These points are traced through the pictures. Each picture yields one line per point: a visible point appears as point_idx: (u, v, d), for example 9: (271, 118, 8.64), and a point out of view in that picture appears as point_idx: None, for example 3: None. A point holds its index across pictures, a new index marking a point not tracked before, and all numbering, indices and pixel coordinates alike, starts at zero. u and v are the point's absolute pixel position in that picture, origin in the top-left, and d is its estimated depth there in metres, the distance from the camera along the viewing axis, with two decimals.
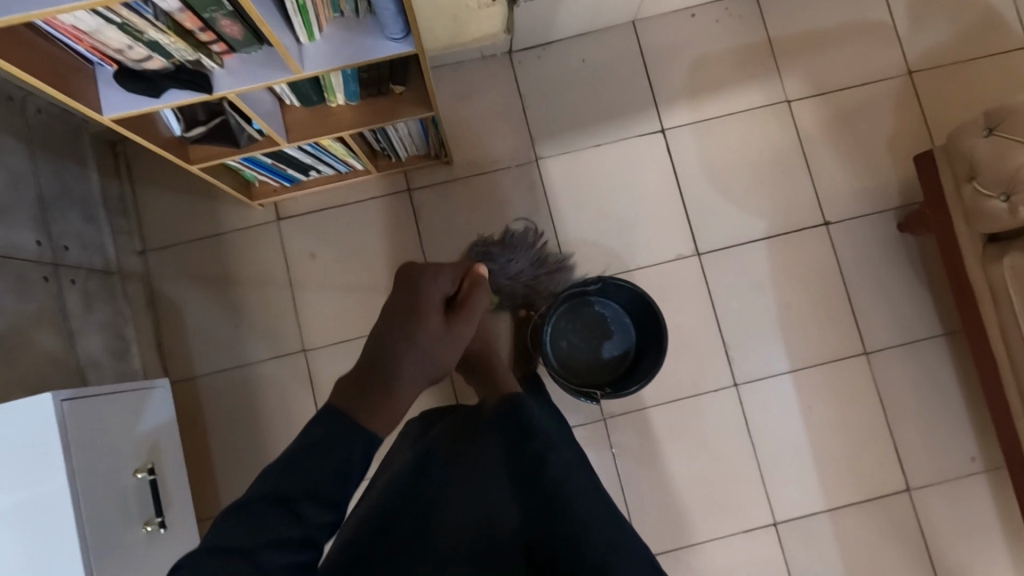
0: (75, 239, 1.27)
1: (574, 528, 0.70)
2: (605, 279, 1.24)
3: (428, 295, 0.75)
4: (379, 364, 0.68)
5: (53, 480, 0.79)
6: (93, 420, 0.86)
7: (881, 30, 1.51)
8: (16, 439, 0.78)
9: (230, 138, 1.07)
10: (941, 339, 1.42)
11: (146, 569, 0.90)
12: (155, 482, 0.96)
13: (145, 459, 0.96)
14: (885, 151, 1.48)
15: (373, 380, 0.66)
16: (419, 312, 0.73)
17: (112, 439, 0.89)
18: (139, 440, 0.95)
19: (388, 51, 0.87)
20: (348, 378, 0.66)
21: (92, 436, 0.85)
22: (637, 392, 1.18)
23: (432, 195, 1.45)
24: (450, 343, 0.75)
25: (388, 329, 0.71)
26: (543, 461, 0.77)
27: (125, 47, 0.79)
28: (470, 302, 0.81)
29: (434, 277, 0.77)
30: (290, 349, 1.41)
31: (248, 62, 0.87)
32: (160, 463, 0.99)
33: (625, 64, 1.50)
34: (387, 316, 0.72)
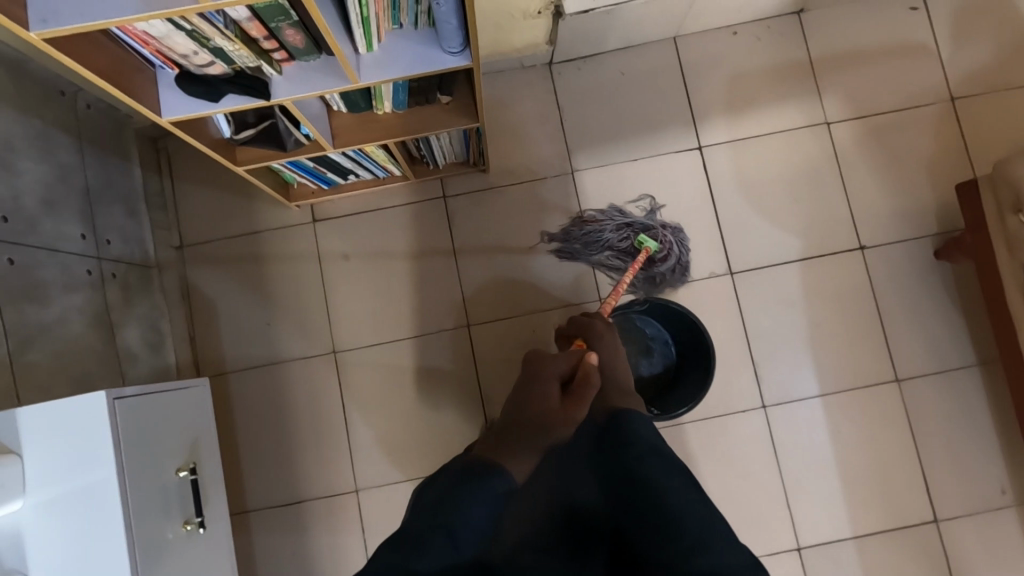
0: (117, 234, 1.27)
1: (665, 521, 0.78)
2: (651, 303, 1.26)
3: (539, 382, 0.95)
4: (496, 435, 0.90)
5: (101, 477, 0.80)
6: (141, 417, 0.87)
7: (924, 54, 1.50)
8: (70, 434, 0.80)
9: (278, 142, 1.08)
10: (974, 369, 1.40)
11: (184, 565, 0.91)
12: (197, 480, 0.97)
13: (188, 458, 0.97)
14: (924, 176, 1.47)
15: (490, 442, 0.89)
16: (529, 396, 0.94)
17: (156, 437, 0.90)
18: (182, 437, 0.97)
19: (445, 63, 0.87)
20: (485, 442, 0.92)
21: (140, 432, 0.86)
22: (687, 413, 1.18)
23: (466, 202, 1.46)
24: (557, 424, 0.90)
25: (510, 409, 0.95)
26: (629, 452, 0.87)
27: (190, 52, 0.80)
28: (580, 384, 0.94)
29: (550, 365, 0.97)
30: (321, 350, 1.42)
31: (305, 70, 0.88)
32: (200, 461, 1.00)
33: (664, 79, 1.50)
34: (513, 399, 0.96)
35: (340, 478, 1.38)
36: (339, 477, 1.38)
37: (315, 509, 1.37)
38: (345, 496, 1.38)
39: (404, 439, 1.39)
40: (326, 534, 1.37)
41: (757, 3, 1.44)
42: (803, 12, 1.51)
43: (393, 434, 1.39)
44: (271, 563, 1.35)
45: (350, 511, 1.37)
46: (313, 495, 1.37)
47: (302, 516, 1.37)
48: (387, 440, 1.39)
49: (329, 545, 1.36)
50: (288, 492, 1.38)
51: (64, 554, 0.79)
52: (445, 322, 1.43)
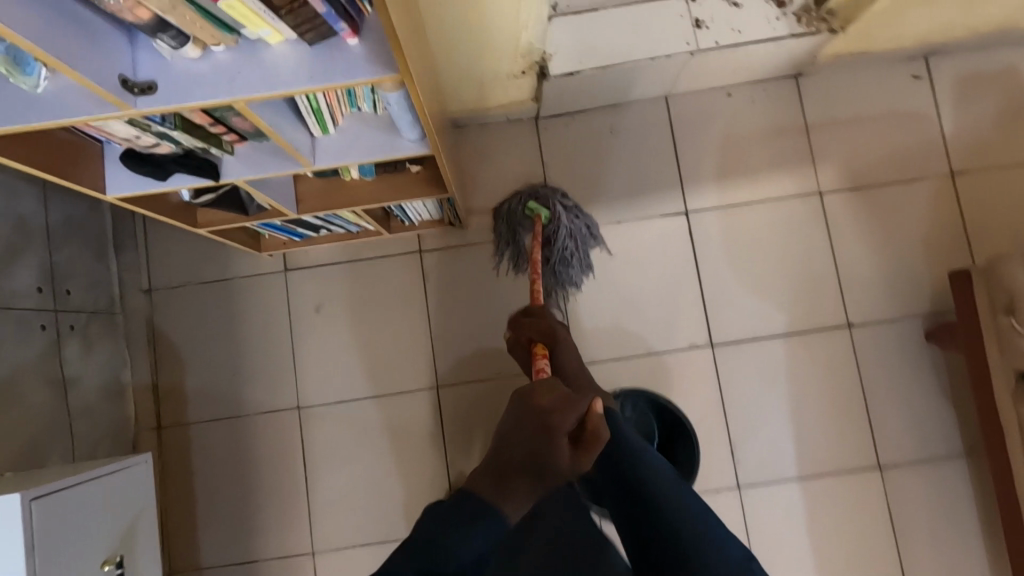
0: (79, 282, 1.24)
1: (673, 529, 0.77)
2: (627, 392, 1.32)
3: (558, 417, 0.76)
4: (507, 476, 0.71)
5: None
6: (73, 506, 0.84)
7: (924, 125, 1.44)
8: None
9: (239, 207, 1.05)
10: (961, 460, 1.34)
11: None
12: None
13: (118, 547, 0.92)
14: (919, 254, 1.41)
15: (503, 484, 0.70)
16: (548, 434, 0.74)
17: (87, 528, 0.86)
18: (114, 526, 0.92)
19: (403, 150, 0.83)
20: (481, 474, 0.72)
21: (60, 530, 0.81)
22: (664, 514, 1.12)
23: (443, 258, 1.42)
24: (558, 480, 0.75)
25: (516, 439, 0.74)
26: (620, 452, 0.85)
27: (132, 136, 0.76)
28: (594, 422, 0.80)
29: (558, 416, 0.76)
30: (285, 404, 1.38)
31: (258, 150, 0.84)
32: (132, 550, 0.95)
33: (654, 139, 1.45)
34: (516, 425, 0.75)
35: (297, 538, 1.34)
36: (296, 537, 1.34)
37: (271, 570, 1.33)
38: (301, 558, 1.34)
39: (365, 500, 1.35)
40: None
41: (754, 68, 1.39)
42: (802, 76, 1.46)
43: (355, 496, 1.35)
44: None
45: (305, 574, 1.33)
46: (268, 555, 1.33)
47: None
48: (347, 501, 1.35)
49: None
50: (244, 551, 1.34)
51: None
52: (414, 381, 1.39)
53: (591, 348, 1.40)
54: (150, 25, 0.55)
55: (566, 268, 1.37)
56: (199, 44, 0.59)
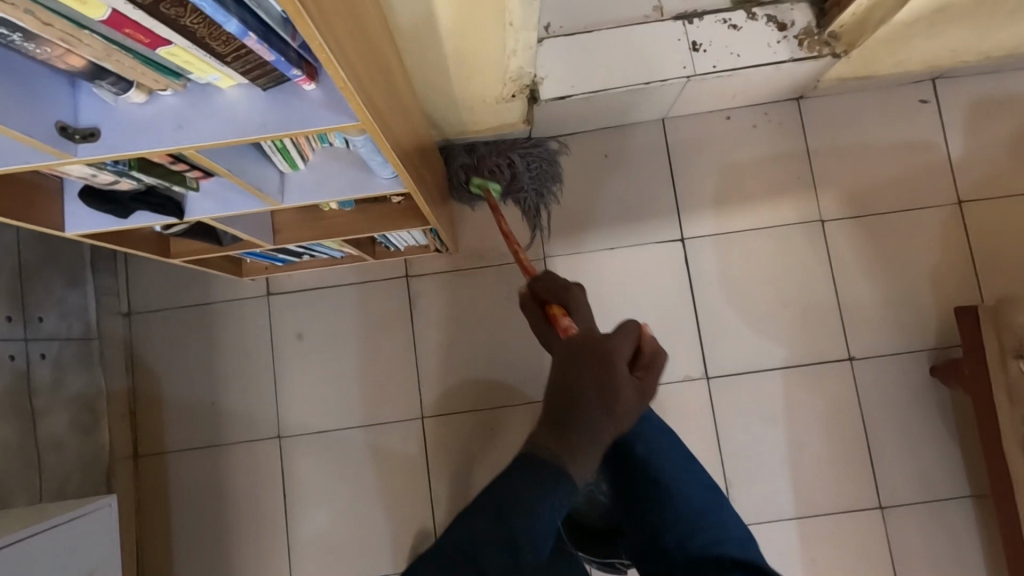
0: (54, 309, 1.20)
1: None
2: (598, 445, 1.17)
3: (614, 345, 0.71)
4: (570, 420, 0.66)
5: None
6: (14, 561, 0.77)
7: (931, 152, 1.39)
8: None
9: (213, 237, 1.01)
10: (967, 501, 1.29)
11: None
12: None
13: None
14: (924, 284, 1.36)
15: (567, 432, 0.65)
16: (609, 367, 0.69)
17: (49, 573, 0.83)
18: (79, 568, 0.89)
19: (375, 188, 0.79)
20: (544, 427, 0.67)
21: None
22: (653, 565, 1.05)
23: (430, 284, 1.37)
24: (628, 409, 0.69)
25: (574, 377, 0.68)
26: None
27: (88, 174, 0.72)
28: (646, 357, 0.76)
29: (613, 345, 0.71)
30: (266, 433, 1.34)
31: (225, 186, 0.80)
32: None
33: (650, 163, 1.41)
34: (570, 364, 0.70)
35: (277, 573, 1.30)
36: (276, 572, 1.30)
37: None
38: None
39: (347, 534, 1.31)
40: None
41: (754, 91, 1.34)
42: (803, 99, 1.41)
43: (337, 528, 1.31)
44: None
45: None
46: None
47: None
48: (328, 534, 1.31)
49: None
50: None
51: None
52: (399, 412, 1.34)
53: None
54: (86, 72, 0.51)
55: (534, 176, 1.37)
56: (144, 89, 0.54)
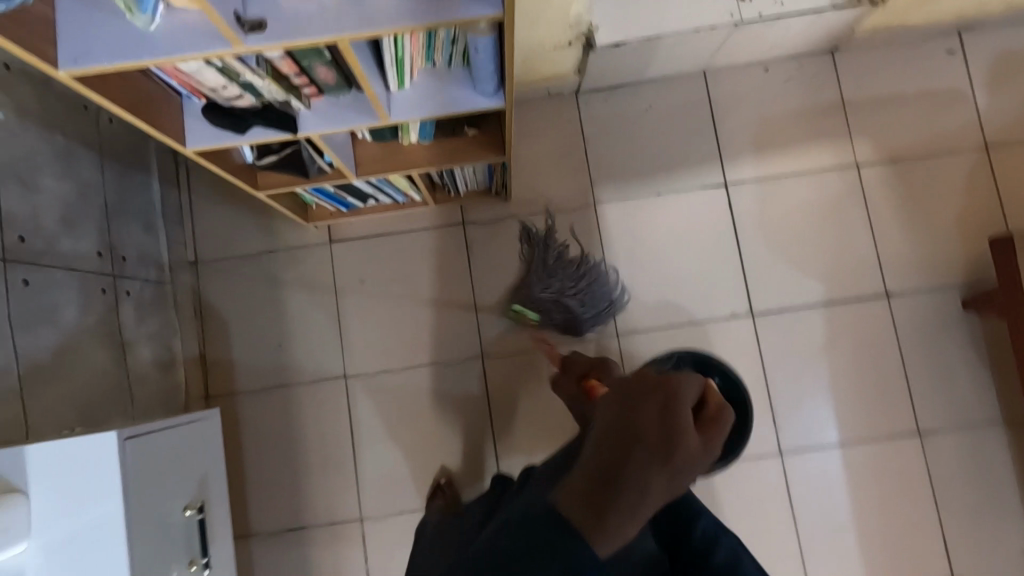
0: (134, 250, 1.25)
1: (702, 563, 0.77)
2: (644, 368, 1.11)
3: (683, 383, 0.56)
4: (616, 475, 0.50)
5: (103, 510, 0.73)
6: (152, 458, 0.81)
7: (959, 102, 1.46)
8: (80, 476, 0.73)
9: (300, 168, 1.06)
10: (999, 426, 1.36)
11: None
12: (203, 521, 0.89)
13: (197, 495, 0.90)
14: (955, 224, 1.43)
15: (603, 485, 0.50)
16: (673, 406, 0.53)
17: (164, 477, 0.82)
18: (194, 472, 0.90)
19: (476, 104, 0.85)
20: (579, 476, 0.52)
21: (146, 473, 0.79)
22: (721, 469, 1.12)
23: (486, 230, 1.43)
24: (690, 466, 0.53)
25: (628, 417, 0.52)
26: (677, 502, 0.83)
27: (219, 86, 0.77)
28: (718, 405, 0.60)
29: (682, 383, 0.56)
30: (331, 374, 1.39)
31: (334, 104, 0.86)
32: (209, 500, 0.92)
33: (693, 113, 1.47)
34: (624, 399, 0.54)
35: (345, 506, 1.36)
36: (344, 504, 1.36)
37: (317, 537, 1.35)
38: (348, 524, 1.35)
39: (412, 468, 1.37)
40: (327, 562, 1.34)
41: (793, 42, 1.41)
42: (837, 51, 1.48)
43: (401, 463, 1.37)
44: None
45: (353, 540, 1.35)
46: (316, 522, 1.35)
47: (305, 542, 1.34)
48: (393, 467, 1.37)
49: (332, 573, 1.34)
50: (292, 518, 1.35)
51: None
52: (458, 352, 1.40)
53: (632, 319, 1.41)
54: None
55: (591, 308, 1.38)
56: None
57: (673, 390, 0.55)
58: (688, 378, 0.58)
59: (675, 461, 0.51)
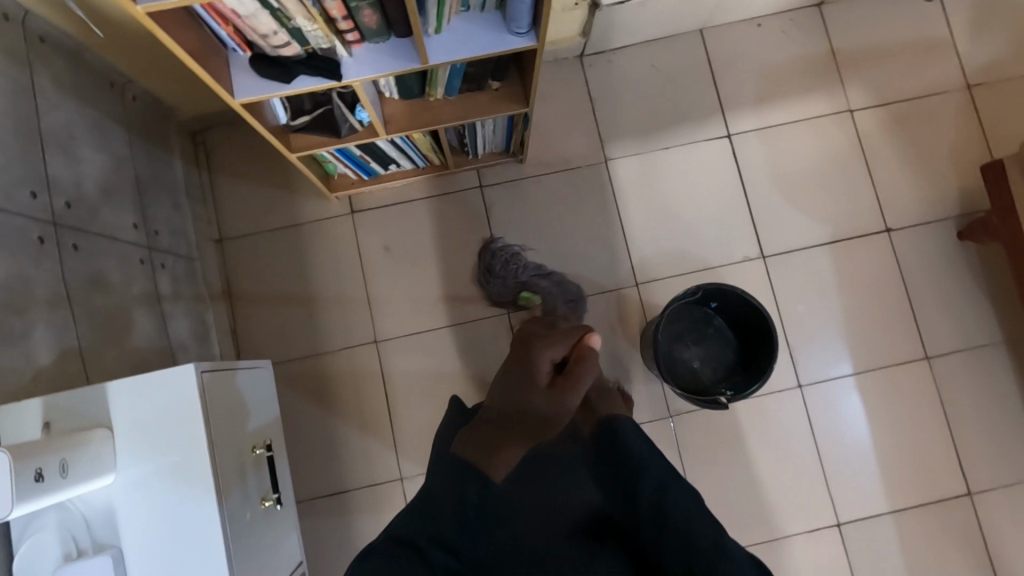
0: (166, 225, 1.27)
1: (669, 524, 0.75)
2: (670, 299, 1.13)
3: (542, 354, 1.01)
4: (513, 417, 0.92)
5: (188, 441, 0.75)
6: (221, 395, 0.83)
7: (940, 47, 1.55)
8: (165, 408, 0.75)
9: (333, 128, 1.10)
10: (1001, 345, 1.44)
11: (267, 542, 0.89)
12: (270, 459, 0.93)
13: (260, 438, 0.95)
14: (946, 160, 1.52)
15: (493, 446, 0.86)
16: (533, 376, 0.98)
17: (231, 421, 0.85)
18: (256, 418, 0.95)
19: (512, 44, 0.90)
20: (480, 425, 0.91)
21: (220, 406, 0.82)
22: (757, 389, 1.15)
23: (503, 192, 1.48)
24: (550, 418, 0.93)
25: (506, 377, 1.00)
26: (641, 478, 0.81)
27: (270, 32, 0.81)
28: (569, 385, 0.97)
29: (546, 349, 1.01)
30: (362, 340, 1.42)
31: (375, 52, 0.90)
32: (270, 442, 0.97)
33: (693, 70, 1.53)
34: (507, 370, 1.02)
35: (384, 466, 1.39)
36: (383, 465, 1.39)
37: (360, 499, 1.37)
38: (389, 485, 1.38)
39: None
40: (371, 522, 1.37)
41: None
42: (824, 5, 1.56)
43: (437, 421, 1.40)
44: (316, 549, 1.36)
45: (395, 499, 1.38)
46: (357, 484, 1.38)
47: (348, 504, 1.37)
48: (429, 426, 1.40)
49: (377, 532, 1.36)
50: (332, 482, 1.38)
51: (161, 542, 0.74)
52: (485, 310, 1.44)
53: (650, 268, 1.47)
54: None
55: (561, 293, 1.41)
56: None
57: (536, 358, 1.00)
58: (555, 344, 1.02)
59: (539, 415, 0.93)
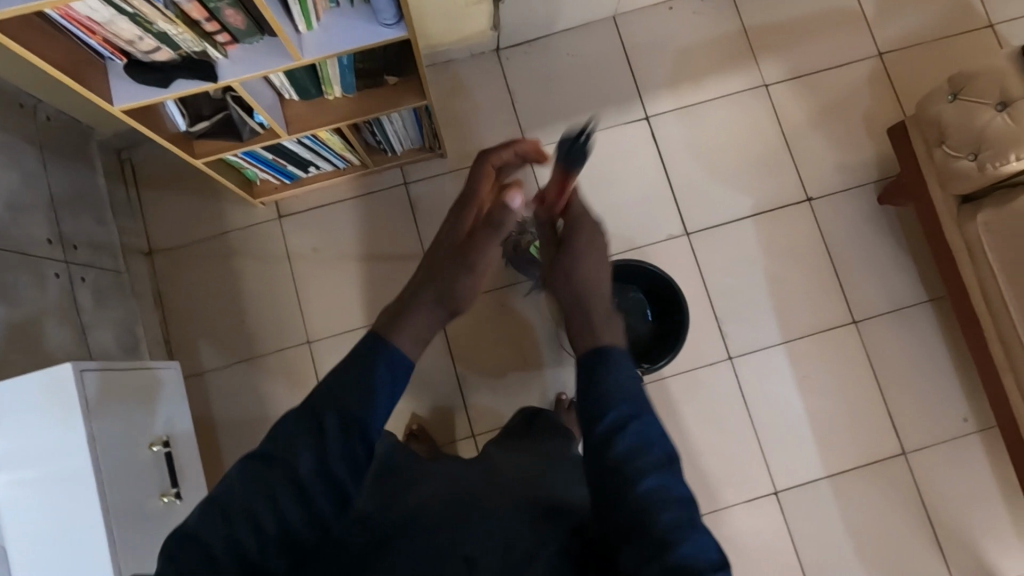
0: (86, 240, 1.29)
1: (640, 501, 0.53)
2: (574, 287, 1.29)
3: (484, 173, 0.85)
4: (421, 285, 0.67)
5: (71, 438, 0.78)
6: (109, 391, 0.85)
7: (850, 18, 1.58)
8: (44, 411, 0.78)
9: (234, 132, 1.13)
10: (927, 304, 1.46)
11: (171, 537, 0.91)
12: (170, 454, 0.94)
13: (160, 433, 0.96)
14: (862, 127, 1.54)
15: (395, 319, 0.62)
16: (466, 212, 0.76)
17: (120, 415, 0.86)
18: (157, 412, 0.96)
19: (383, 36, 0.92)
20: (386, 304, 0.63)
21: (107, 403, 0.84)
22: (666, 364, 1.19)
23: (428, 187, 1.50)
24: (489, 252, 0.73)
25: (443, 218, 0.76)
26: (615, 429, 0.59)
27: (135, 38, 0.83)
28: (482, 252, 0.71)
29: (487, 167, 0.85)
30: (294, 341, 1.44)
31: (251, 52, 0.92)
32: (175, 438, 0.99)
33: (609, 56, 1.56)
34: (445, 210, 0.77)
35: None
36: None
37: None
38: None
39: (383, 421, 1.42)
40: None
41: None
42: None
43: None
44: None
45: None
46: None
47: None
48: None
49: None
50: None
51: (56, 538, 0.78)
52: None
53: None
54: None
55: None
56: None
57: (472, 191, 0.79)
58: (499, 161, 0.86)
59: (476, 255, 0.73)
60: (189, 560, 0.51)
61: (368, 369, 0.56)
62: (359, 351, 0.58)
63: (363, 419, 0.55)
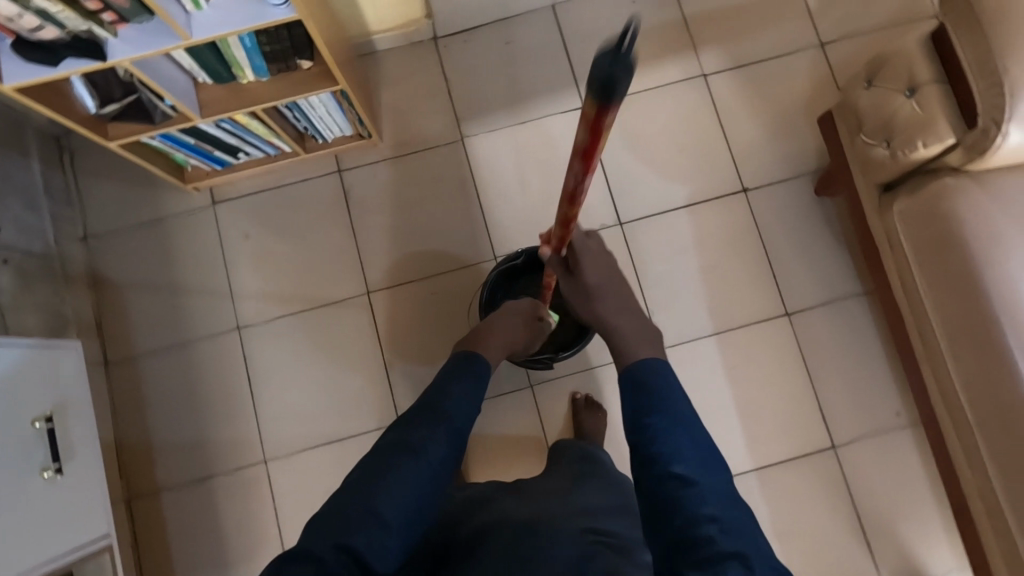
0: (13, 223, 1.31)
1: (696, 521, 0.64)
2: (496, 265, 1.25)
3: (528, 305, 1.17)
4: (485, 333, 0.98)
5: None
6: None
7: (793, 7, 1.56)
8: None
9: (146, 116, 1.14)
10: (862, 297, 1.45)
11: (52, 511, 0.98)
12: (54, 431, 1.01)
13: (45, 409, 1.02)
14: (801, 118, 1.53)
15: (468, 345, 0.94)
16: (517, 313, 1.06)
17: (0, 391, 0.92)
18: (42, 391, 1.01)
19: (271, 16, 0.92)
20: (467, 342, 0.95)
21: None
22: (575, 352, 1.17)
23: (362, 175, 1.50)
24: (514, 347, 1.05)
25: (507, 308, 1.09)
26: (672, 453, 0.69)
27: (15, 16, 0.84)
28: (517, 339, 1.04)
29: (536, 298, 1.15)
30: (225, 326, 1.45)
31: (143, 32, 0.93)
32: (61, 415, 1.05)
33: (548, 44, 1.55)
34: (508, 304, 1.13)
35: (249, 449, 1.41)
36: (248, 448, 1.41)
37: (225, 482, 1.40)
38: (254, 468, 1.40)
39: (310, 409, 1.42)
40: (235, 506, 1.39)
41: None
42: None
43: (300, 402, 1.42)
44: (182, 537, 1.38)
45: (260, 481, 1.40)
46: (224, 469, 1.40)
47: (214, 488, 1.39)
48: (292, 409, 1.42)
49: (242, 510, 1.39)
50: (199, 469, 1.40)
51: None
52: (345, 291, 1.46)
53: (508, 241, 1.48)
54: None
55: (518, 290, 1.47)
56: None
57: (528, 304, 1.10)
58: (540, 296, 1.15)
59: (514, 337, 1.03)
60: (350, 501, 0.67)
61: (460, 387, 0.81)
62: (452, 376, 0.82)
63: (461, 420, 0.77)
